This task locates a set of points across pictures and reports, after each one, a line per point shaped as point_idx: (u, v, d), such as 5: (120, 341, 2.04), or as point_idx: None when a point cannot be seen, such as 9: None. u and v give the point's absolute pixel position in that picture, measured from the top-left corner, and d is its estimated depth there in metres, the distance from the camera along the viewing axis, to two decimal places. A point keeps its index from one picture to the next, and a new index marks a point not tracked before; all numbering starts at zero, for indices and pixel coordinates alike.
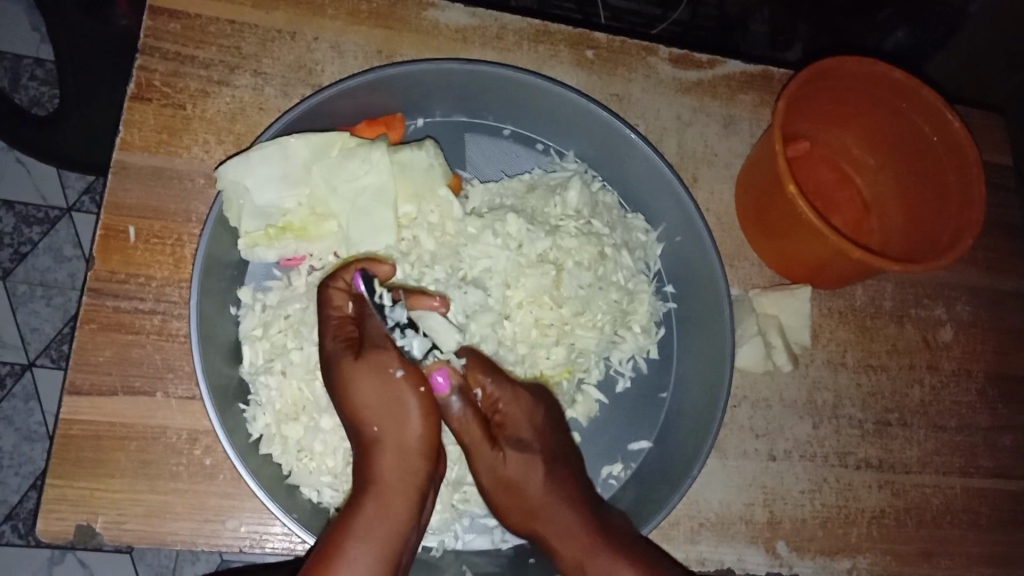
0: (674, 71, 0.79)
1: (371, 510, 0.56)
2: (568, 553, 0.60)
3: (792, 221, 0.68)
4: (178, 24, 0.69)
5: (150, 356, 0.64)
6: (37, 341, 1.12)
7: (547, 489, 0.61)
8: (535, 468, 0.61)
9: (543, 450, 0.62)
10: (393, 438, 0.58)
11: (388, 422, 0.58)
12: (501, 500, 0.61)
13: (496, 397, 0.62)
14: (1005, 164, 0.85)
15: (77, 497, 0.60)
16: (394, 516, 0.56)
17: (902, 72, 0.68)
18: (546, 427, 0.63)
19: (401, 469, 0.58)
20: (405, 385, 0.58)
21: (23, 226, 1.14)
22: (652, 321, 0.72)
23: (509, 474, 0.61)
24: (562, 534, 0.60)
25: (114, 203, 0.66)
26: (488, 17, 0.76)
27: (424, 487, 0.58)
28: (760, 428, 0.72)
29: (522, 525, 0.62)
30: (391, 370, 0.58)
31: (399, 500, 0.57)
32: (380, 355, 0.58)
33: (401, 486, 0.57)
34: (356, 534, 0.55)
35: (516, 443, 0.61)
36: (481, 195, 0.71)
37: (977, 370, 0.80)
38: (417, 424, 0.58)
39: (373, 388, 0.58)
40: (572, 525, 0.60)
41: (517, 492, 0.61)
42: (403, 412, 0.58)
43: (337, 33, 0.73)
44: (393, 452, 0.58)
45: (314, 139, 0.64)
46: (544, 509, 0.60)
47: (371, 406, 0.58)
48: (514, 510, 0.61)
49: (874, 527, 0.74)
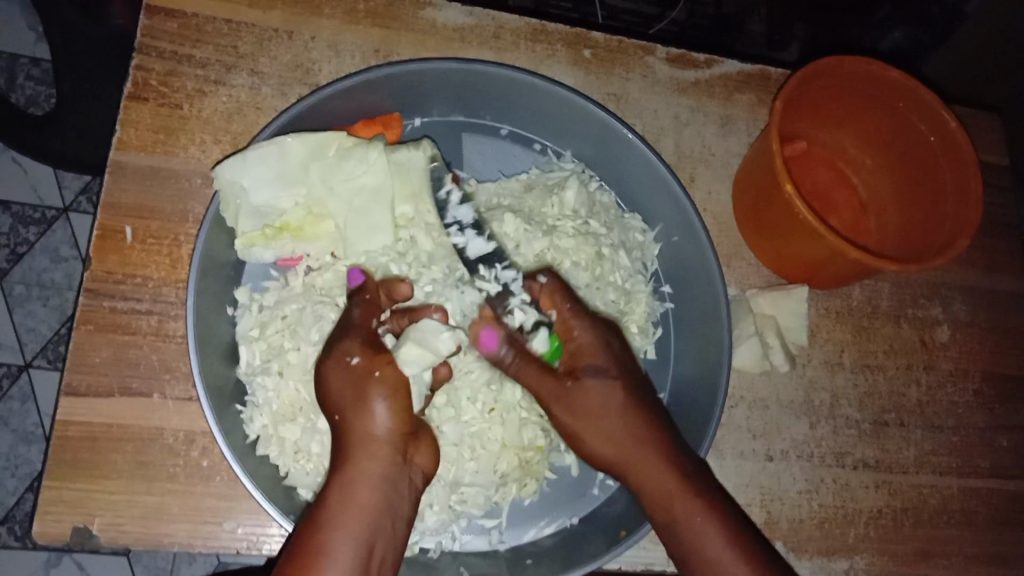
0: (672, 71, 0.79)
1: (337, 499, 0.54)
2: (661, 486, 0.59)
3: (790, 222, 0.68)
4: (175, 23, 0.69)
5: (147, 356, 0.63)
6: (34, 342, 1.11)
7: (631, 415, 0.60)
8: (617, 393, 0.60)
9: (622, 375, 0.61)
10: (356, 425, 0.56)
11: (348, 409, 0.56)
12: (587, 434, 0.60)
13: (572, 325, 0.63)
14: (1002, 165, 0.85)
15: (73, 499, 0.60)
16: (362, 505, 0.54)
17: (897, 72, 0.68)
18: (622, 354, 0.63)
19: (366, 457, 0.55)
20: (363, 370, 0.57)
21: (19, 226, 1.13)
22: (649, 322, 0.72)
23: (589, 402, 0.60)
24: (654, 466, 0.59)
25: (111, 202, 0.65)
26: (485, 16, 0.76)
27: (393, 474, 0.56)
28: (757, 429, 0.73)
29: (612, 458, 0.60)
30: (349, 358, 0.57)
31: (366, 489, 0.55)
32: (341, 344, 0.58)
33: (366, 475, 0.55)
34: (325, 526, 0.53)
35: (592, 369, 0.61)
36: (478, 195, 0.71)
37: (973, 371, 0.80)
38: (380, 410, 0.56)
39: (333, 377, 0.57)
40: (654, 457, 0.59)
41: (600, 422, 0.60)
42: (364, 400, 0.56)
43: (334, 32, 0.72)
44: (355, 439, 0.56)
45: (311, 139, 0.64)
46: (631, 440, 0.60)
47: (336, 394, 0.57)
48: (603, 444, 0.60)
49: (872, 527, 0.74)
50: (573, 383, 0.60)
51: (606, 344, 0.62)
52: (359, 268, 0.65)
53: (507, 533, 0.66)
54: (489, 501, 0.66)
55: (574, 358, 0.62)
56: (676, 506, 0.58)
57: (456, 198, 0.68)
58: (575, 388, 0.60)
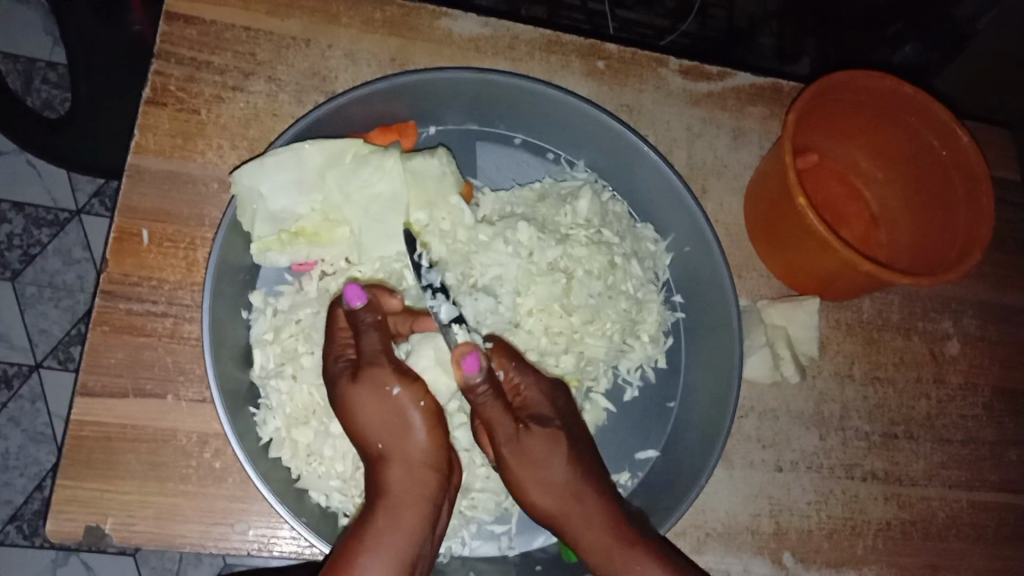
0: (685, 83, 0.80)
1: (382, 524, 0.56)
2: (596, 538, 0.60)
3: (802, 235, 0.69)
4: (194, 30, 0.70)
5: (161, 358, 0.64)
6: (45, 342, 1.12)
7: (573, 470, 0.61)
8: (560, 442, 0.61)
9: (564, 427, 0.62)
10: (400, 451, 0.58)
11: (391, 438, 0.58)
12: (526, 486, 0.61)
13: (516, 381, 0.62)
14: (1013, 179, 0.86)
15: (86, 498, 0.61)
16: (406, 529, 0.56)
17: (911, 88, 0.68)
18: (566, 409, 0.64)
19: (411, 481, 0.57)
20: (404, 400, 0.58)
21: (32, 227, 1.14)
22: (660, 331, 0.73)
23: (534, 452, 0.60)
24: (590, 518, 0.60)
25: (129, 206, 0.66)
26: (500, 27, 0.77)
27: (437, 498, 0.58)
28: (767, 439, 0.73)
29: (549, 510, 0.61)
30: (388, 388, 0.58)
31: (412, 514, 0.56)
32: (375, 371, 0.58)
33: (412, 500, 0.57)
34: (370, 548, 0.55)
35: (535, 422, 0.62)
36: (492, 203, 0.72)
37: (983, 384, 0.80)
38: (421, 437, 0.58)
39: (372, 407, 0.58)
40: (593, 508, 0.61)
41: (545, 473, 0.60)
42: (406, 426, 0.58)
43: (351, 41, 0.73)
44: (400, 466, 0.57)
45: (329, 147, 0.64)
46: (570, 494, 0.60)
47: (375, 424, 0.58)
48: (543, 496, 0.61)
49: (880, 539, 0.74)
50: (526, 428, 0.61)
51: (549, 396, 0.63)
52: (358, 285, 0.59)
53: (517, 539, 0.66)
54: (499, 507, 0.66)
55: (522, 410, 0.62)
56: (611, 555, 0.60)
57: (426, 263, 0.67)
58: (526, 437, 0.60)
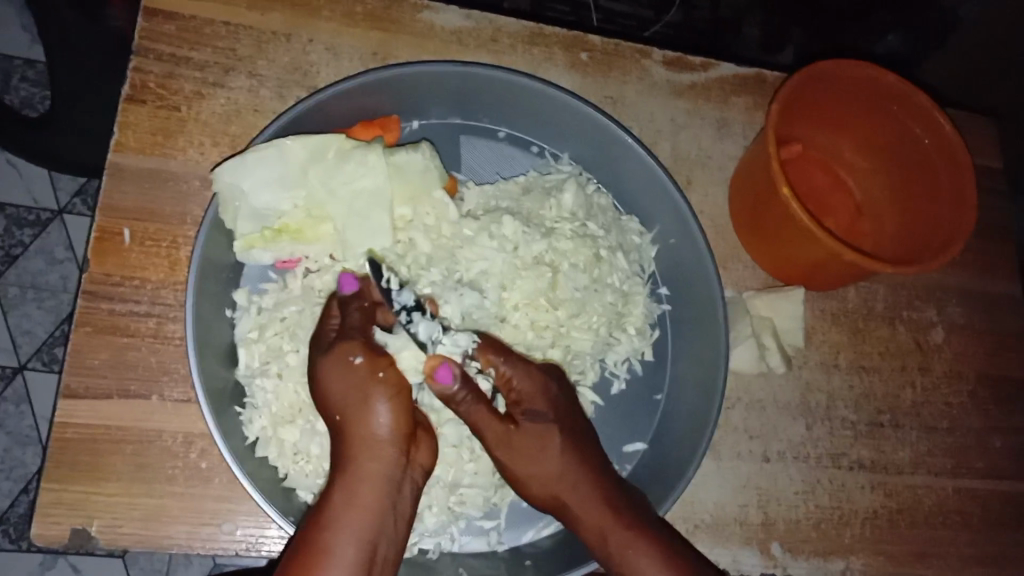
0: (668, 75, 0.80)
1: (338, 501, 0.55)
2: (592, 523, 0.59)
3: (786, 225, 0.69)
4: (173, 25, 0.69)
5: (145, 358, 0.63)
6: (28, 343, 1.11)
7: (570, 460, 0.60)
8: (552, 438, 0.60)
9: (559, 421, 0.61)
10: (358, 426, 0.56)
11: (348, 411, 0.56)
12: (525, 477, 0.60)
13: (510, 381, 0.61)
14: (996, 167, 0.86)
15: (72, 501, 0.60)
16: (363, 506, 0.54)
17: (893, 76, 0.68)
18: (560, 399, 0.62)
19: (369, 457, 0.55)
20: (366, 372, 0.56)
21: (14, 227, 1.13)
22: (646, 323, 0.73)
23: (525, 447, 0.60)
24: (584, 503, 0.60)
25: (109, 205, 0.65)
26: (482, 20, 0.76)
27: (396, 476, 0.56)
28: (754, 430, 0.73)
29: (547, 498, 0.61)
30: (352, 358, 0.57)
31: (371, 490, 0.55)
32: (342, 343, 0.57)
33: (369, 475, 0.55)
34: (328, 527, 0.54)
35: (530, 416, 0.60)
36: (476, 198, 0.71)
37: (967, 372, 0.81)
38: (381, 409, 0.56)
39: (336, 377, 0.56)
40: (590, 495, 0.60)
41: (540, 464, 0.60)
42: (365, 400, 0.56)
43: (333, 35, 0.73)
44: (357, 441, 0.56)
45: (311, 141, 0.64)
46: (566, 484, 0.60)
47: (337, 396, 0.56)
48: (542, 486, 0.60)
49: (867, 528, 0.74)
50: (516, 427, 0.60)
51: (544, 389, 0.61)
52: (351, 273, 0.62)
53: (506, 534, 0.67)
54: (488, 503, 0.66)
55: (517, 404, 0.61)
56: (608, 538, 0.59)
57: (394, 285, 0.62)
58: (515, 433, 0.60)
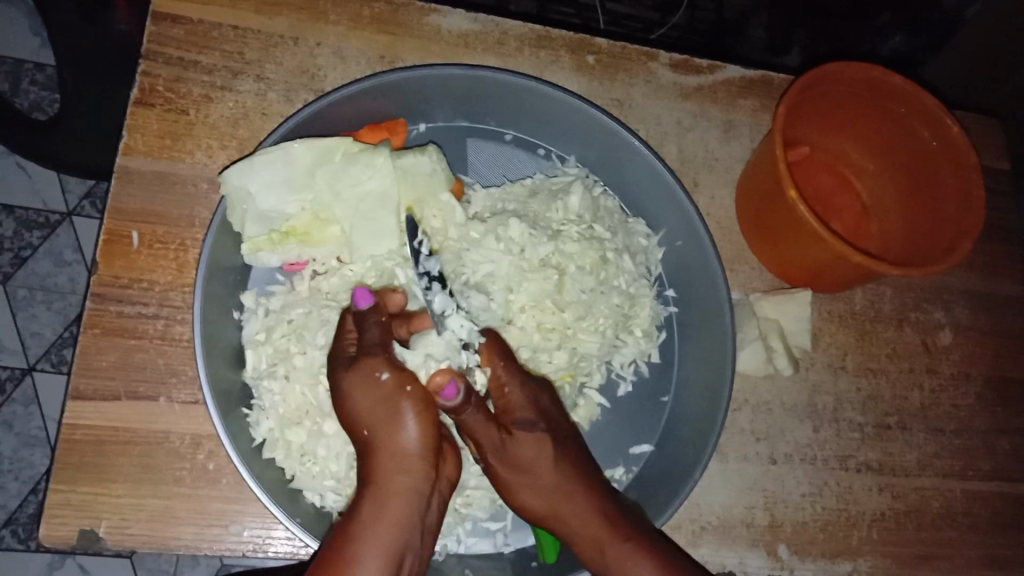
0: (674, 77, 0.80)
1: (368, 515, 0.55)
2: (586, 535, 0.59)
3: (794, 228, 0.68)
4: (181, 29, 0.70)
5: (153, 360, 0.64)
6: (37, 345, 1.12)
7: (563, 470, 0.60)
8: (547, 445, 0.60)
9: (550, 429, 0.61)
10: (387, 440, 0.56)
11: (377, 427, 0.56)
12: (516, 486, 0.60)
13: (504, 382, 0.62)
14: (1003, 168, 0.86)
15: (80, 502, 0.61)
16: (393, 519, 0.55)
17: (900, 78, 0.68)
18: (551, 408, 0.63)
19: (398, 471, 0.56)
20: (393, 387, 0.57)
21: (23, 230, 1.14)
22: (653, 326, 0.73)
23: (521, 456, 0.60)
24: (581, 514, 0.59)
25: (118, 207, 0.66)
26: (489, 22, 0.76)
27: (425, 489, 0.56)
28: (761, 432, 0.73)
29: (540, 509, 0.60)
30: (378, 374, 0.57)
31: (399, 504, 0.55)
32: (368, 360, 0.58)
33: (398, 489, 0.56)
34: (358, 540, 0.54)
35: (523, 423, 0.60)
36: (483, 200, 0.72)
37: (975, 374, 0.81)
38: (409, 424, 0.56)
39: (362, 394, 0.57)
40: (584, 507, 0.60)
41: (533, 474, 0.59)
42: (394, 414, 0.56)
43: (339, 39, 0.73)
44: (386, 455, 0.56)
45: (319, 144, 0.64)
46: (561, 496, 0.60)
47: (365, 411, 0.57)
48: (535, 497, 0.60)
49: (874, 530, 0.74)
50: (510, 435, 0.60)
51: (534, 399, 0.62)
52: (366, 288, 0.60)
53: (512, 535, 0.67)
54: (495, 504, 0.67)
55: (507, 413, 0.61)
56: (605, 549, 0.59)
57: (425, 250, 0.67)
58: (510, 441, 0.60)
